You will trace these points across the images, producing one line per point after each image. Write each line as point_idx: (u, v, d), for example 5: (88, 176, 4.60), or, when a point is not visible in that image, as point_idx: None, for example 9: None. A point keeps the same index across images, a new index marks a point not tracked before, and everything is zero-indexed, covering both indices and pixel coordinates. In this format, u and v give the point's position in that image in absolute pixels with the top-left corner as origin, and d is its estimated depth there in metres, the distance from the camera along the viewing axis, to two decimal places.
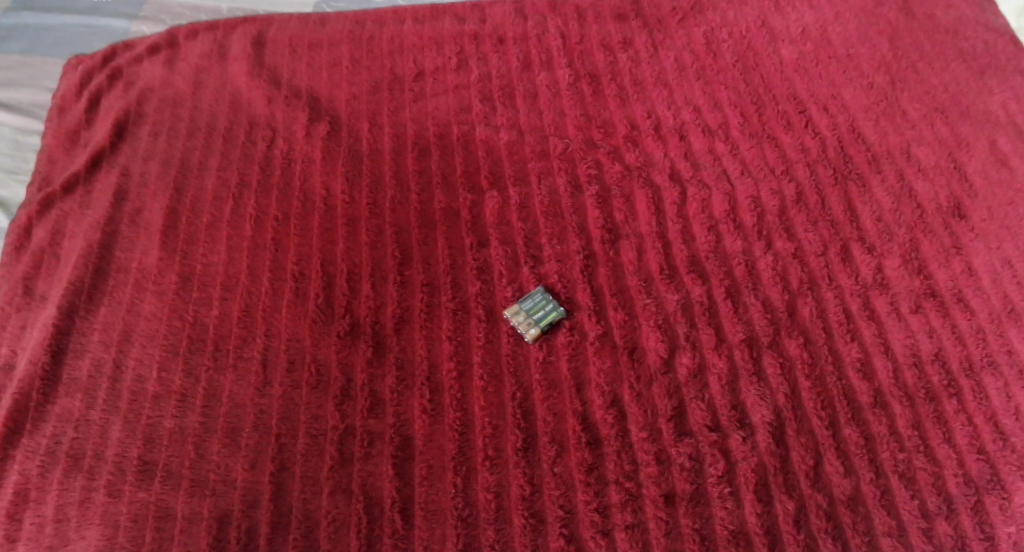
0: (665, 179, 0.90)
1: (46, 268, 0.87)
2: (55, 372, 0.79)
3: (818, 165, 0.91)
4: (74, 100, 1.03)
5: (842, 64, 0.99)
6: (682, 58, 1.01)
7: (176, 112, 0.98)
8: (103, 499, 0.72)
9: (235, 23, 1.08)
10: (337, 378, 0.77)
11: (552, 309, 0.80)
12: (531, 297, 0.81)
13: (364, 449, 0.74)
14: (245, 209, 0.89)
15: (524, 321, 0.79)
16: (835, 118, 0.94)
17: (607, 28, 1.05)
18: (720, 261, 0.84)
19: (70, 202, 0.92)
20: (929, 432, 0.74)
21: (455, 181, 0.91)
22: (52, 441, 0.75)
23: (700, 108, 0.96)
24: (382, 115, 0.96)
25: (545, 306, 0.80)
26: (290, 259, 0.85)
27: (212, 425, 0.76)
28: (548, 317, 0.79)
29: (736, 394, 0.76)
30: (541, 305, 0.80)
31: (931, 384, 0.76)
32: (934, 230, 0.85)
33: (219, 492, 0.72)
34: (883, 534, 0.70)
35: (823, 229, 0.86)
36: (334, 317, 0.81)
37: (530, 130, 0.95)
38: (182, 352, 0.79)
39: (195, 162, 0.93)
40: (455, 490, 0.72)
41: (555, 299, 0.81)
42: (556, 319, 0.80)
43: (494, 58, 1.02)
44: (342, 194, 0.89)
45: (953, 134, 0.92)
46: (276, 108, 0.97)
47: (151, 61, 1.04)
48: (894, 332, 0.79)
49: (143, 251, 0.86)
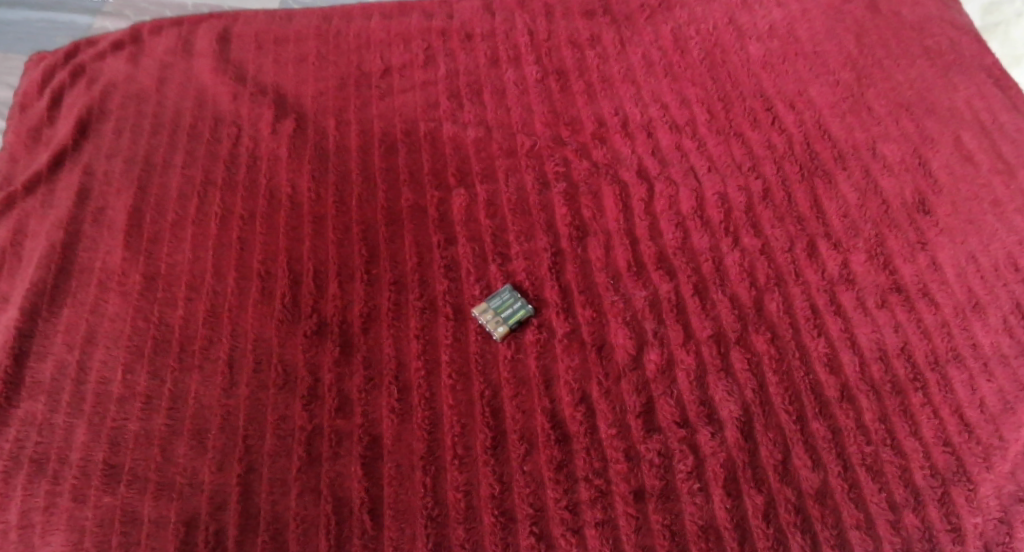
0: (633, 176, 0.90)
1: (8, 270, 0.86)
2: (17, 375, 0.77)
3: (785, 161, 0.91)
4: (36, 97, 1.01)
5: (808, 61, 1.00)
6: (650, 55, 1.02)
7: (140, 109, 0.97)
8: (67, 504, 0.71)
9: (200, 18, 1.06)
10: (305, 378, 0.77)
11: (522, 306, 0.80)
12: (500, 294, 0.80)
13: (332, 449, 0.73)
14: (211, 208, 0.88)
15: (493, 318, 0.79)
16: (801, 114, 0.95)
17: (575, 24, 1.05)
18: (689, 258, 0.84)
19: (32, 201, 0.90)
20: (895, 425, 0.75)
21: (423, 178, 0.90)
22: (15, 446, 0.74)
23: (668, 105, 0.97)
24: (349, 112, 0.96)
25: (514, 303, 0.80)
26: (256, 258, 0.84)
27: (178, 427, 0.74)
28: (518, 314, 0.79)
29: (705, 389, 0.76)
30: (511, 302, 0.80)
31: (897, 377, 0.77)
32: (900, 225, 0.86)
33: (186, 495, 0.71)
34: (851, 526, 0.71)
35: (790, 225, 0.86)
36: (301, 317, 0.80)
37: (499, 127, 0.95)
38: (147, 353, 0.78)
39: (160, 160, 0.92)
40: (425, 489, 0.72)
41: (524, 296, 0.81)
42: (526, 316, 0.80)
43: (462, 54, 1.01)
44: (309, 192, 0.88)
45: (918, 130, 0.93)
46: (241, 105, 0.96)
47: (114, 57, 1.03)
48: (860, 327, 0.80)
49: (107, 251, 0.85)
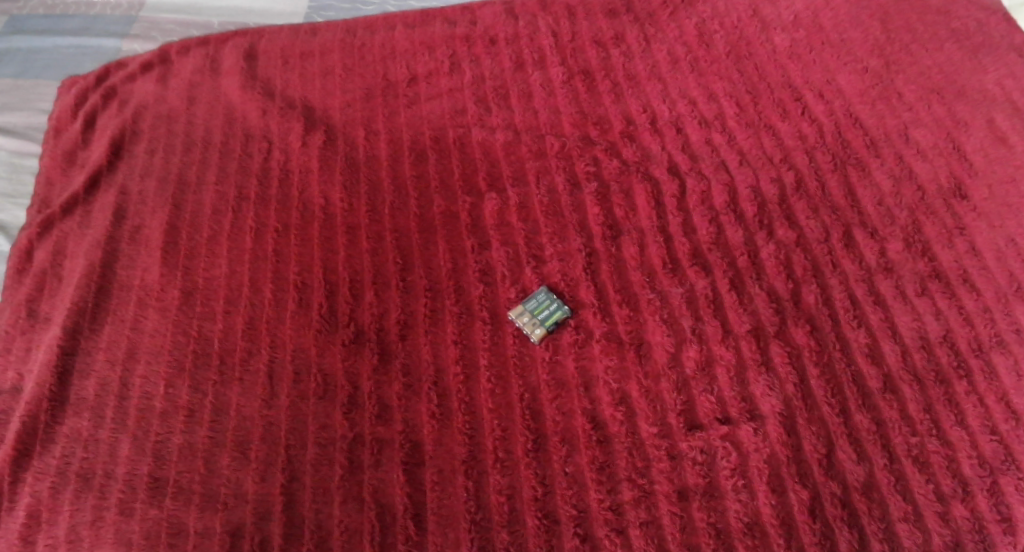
0: (664, 173, 0.89)
1: (49, 290, 0.88)
2: (61, 392, 0.79)
3: (817, 151, 0.90)
4: (69, 120, 1.03)
5: (835, 50, 0.99)
6: (675, 51, 1.01)
7: (171, 128, 0.99)
8: (114, 517, 0.72)
9: (226, 37, 1.08)
10: (344, 387, 0.77)
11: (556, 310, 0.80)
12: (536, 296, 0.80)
13: (374, 456, 0.74)
14: (245, 222, 0.89)
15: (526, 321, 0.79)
16: (831, 103, 0.94)
17: (598, 24, 1.05)
18: (723, 252, 0.83)
19: (70, 222, 0.92)
20: (941, 415, 0.74)
21: (454, 184, 0.90)
22: (62, 462, 0.75)
23: (696, 100, 0.96)
24: (377, 121, 0.96)
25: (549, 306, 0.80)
26: (292, 269, 0.85)
27: (221, 439, 0.75)
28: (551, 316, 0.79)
29: (745, 385, 0.76)
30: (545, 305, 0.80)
31: (941, 366, 0.76)
32: (936, 211, 0.85)
33: (230, 506, 0.72)
34: (899, 519, 0.69)
35: (824, 215, 0.85)
36: (338, 326, 0.81)
37: (526, 129, 0.95)
38: (188, 368, 0.79)
39: (192, 178, 0.93)
40: (467, 494, 0.72)
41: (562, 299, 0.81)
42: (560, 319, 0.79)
43: (487, 59, 1.02)
44: (341, 202, 0.89)
45: (950, 113, 0.92)
46: (270, 119, 0.97)
47: (144, 79, 1.05)
48: (901, 316, 0.79)
49: (144, 268, 0.87)
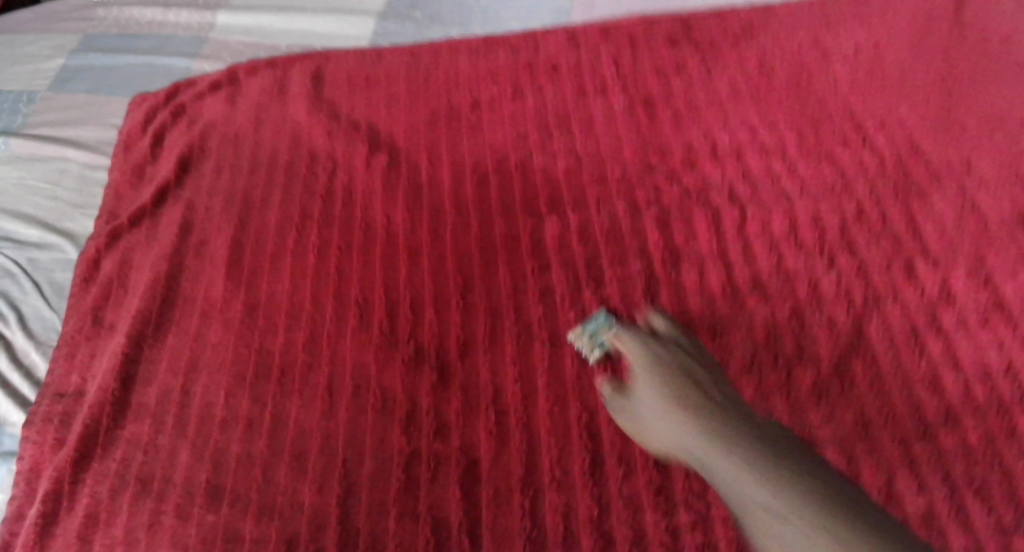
0: (725, 200, 0.90)
1: (114, 299, 0.91)
2: (124, 397, 0.82)
3: (878, 182, 0.90)
4: (138, 137, 1.07)
5: (897, 81, 0.99)
6: (736, 80, 1.02)
7: (238, 146, 1.02)
8: (171, 521, 0.73)
9: (294, 60, 1.12)
10: (403, 403, 0.79)
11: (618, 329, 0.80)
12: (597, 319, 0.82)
13: (431, 472, 0.75)
14: (310, 239, 0.91)
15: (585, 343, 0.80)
16: (892, 135, 0.94)
17: (659, 53, 1.06)
18: (783, 281, 0.84)
19: (137, 234, 0.96)
20: (1003, 448, 0.72)
21: (515, 207, 0.92)
22: (122, 466, 0.78)
23: (756, 129, 0.97)
24: (441, 145, 0.99)
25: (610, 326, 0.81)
26: (354, 286, 0.87)
27: (279, 450, 0.77)
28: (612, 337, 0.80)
29: (804, 413, 0.75)
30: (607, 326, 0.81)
31: (1003, 398, 0.75)
32: (1000, 240, 0.84)
33: (286, 514, 0.74)
34: None
35: (886, 246, 0.85)
36: (399, 343, 0.83)
37: (588, 155, 0.96)
38: (249, 379, 0.82)
39: (259, 195, 0.96)
40: (523, 512, 0.72)
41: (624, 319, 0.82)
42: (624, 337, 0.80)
43: (549, 86, 1.04)
44: (404, 222, 0.92)
45: (1015, 140, 0.90)
46: (336, 140, 1.00)
47: (213, 98, 1.09)
48: (962, 347, 0.78)
49: (209, 281, 0.89)
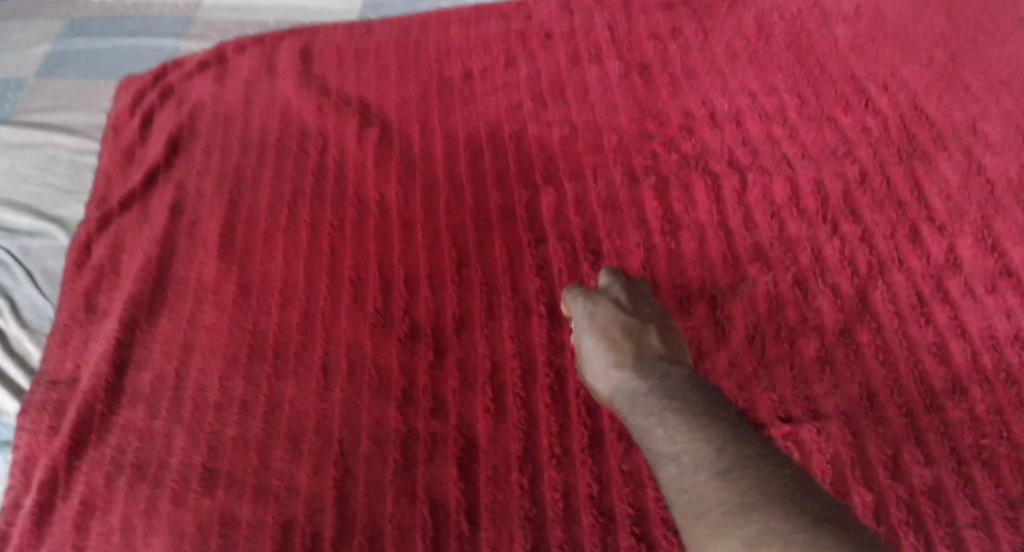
0: (724, 167, 0.88)
1: (107, 283, 0.89)
2: (119, 383, 0.80)
3: (881, 145, 0.88)
4: (128, 119, 1.05)
5: (900, 42, 0.96)
6: (734, 44, 1.00)
7: (228, 125, 1.00)
8: (168, 507, 0.72)
9: (283, 36, 1.09)
10: (399, 381, 0.77)
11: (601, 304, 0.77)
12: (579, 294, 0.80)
13: (428, 451, 0.73)
14: (302, 217, 0.89)
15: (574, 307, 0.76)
16: (896, 96, 0.92)
17: (655, 19, 1.04)
18: (785, 249, 0.81)
19: (128, 218, 0.94)
20: (1011, 418, 0.71)
21: (510, 179, 0.90)
22: (117, 452, 0.76)
23: (756, 93, 0.94)
24: (433, 117, 0.96)
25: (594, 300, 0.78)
26: (347, 264, 0.85)
27: (275, 432, 0.76)
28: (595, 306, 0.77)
29: (808, 384, 0.73)
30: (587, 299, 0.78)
31: (1012, 366, 0.73)
32: (1007, 206, 0.82)
33: (283, 498, 0.72)
34: (968, 525, 0.66)
35: (890, 211, 0.83)
36: (394, 320, 0.81)
37: (583, 124, 0.94)
38: (243, 361, 0.80)
39: (250, 173, 0.94)
40: (522, 490, 0.71)
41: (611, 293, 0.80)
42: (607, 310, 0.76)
43: (543, 54, 1.01)
44: (397, 197, 0.89)
45: (1021, 104, 0.89)
46: (326, 116, 0.98)
47: (202, 78, 1.06)
48: (969, 315, 0.76)
49: (202, 263, 0.88)
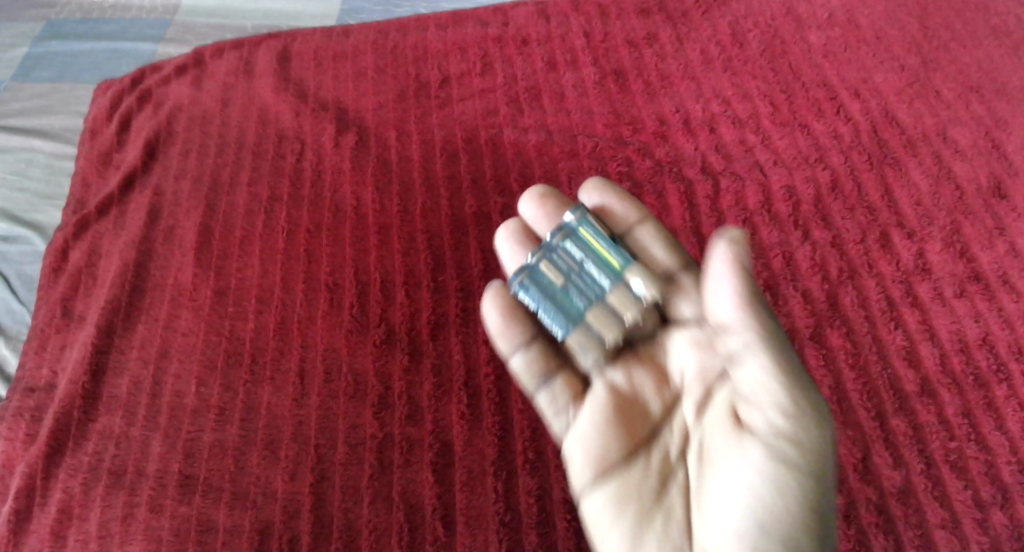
0: (697, 172, 0.89)
1: (83, 289, 0.89)
2: (95, 389, 0.80)
3: (853, 151, 0.89)
4: (105, 123, 1.04)
5: (872, 48, 0.97)
6: (708, 50, 1.00)
7: (205, 130, 1.00)
8: (144, 514, 0.72)
9: (260, 41, 1.09)
10: (375, 387, 0.77)
11: (591, 256, 0.71)
12: (580, 207, 0.74)
13: (404, 456, 0.74)
14: (278, 222, 0.89)
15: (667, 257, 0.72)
16: (868, 102, 0.93)
17: (631, 25, 1.04)
18: (758, 253, 0.82)
19: (105, 222, 0.93)
20: (980, 420, 0.72)
21: (486, 185, 0.91)
22: (94, 459, 0.76)
23: (729, 99, 0.95)
24: (409, 123, 0.97)
25: (581, 234, 0.73)
26: (323, 269, 0.85)
27: (251, 438, 0.76)
28: (602, 251, 0.71)
29: None
30: (585, 227, 0.73)
31: (980, 369, 0.75)
32: (976, 211, 0.83)
33: (260, 504, 0.72)
34: (937, 526, 0.68)
35: (861, 216, 0.84)
36: (369, 326, 0.81)
37: (559, 130, 0.95)
38: (220, 367, 0.80)
39: (226, 179, 0.94)
40: (496, 495, 0.72)
41: (545, 249, 0.73)
42: (608, 274, 0.70)
43: (519, 60, 1.02)
44: (373, 203, 0.89)
45: (990, 111, 0.90)
46: (303, 121, 0.98)
47: (179, 82, 1.06)
48: (939, 319, 0.77)
49: (178, 268, 0.87)
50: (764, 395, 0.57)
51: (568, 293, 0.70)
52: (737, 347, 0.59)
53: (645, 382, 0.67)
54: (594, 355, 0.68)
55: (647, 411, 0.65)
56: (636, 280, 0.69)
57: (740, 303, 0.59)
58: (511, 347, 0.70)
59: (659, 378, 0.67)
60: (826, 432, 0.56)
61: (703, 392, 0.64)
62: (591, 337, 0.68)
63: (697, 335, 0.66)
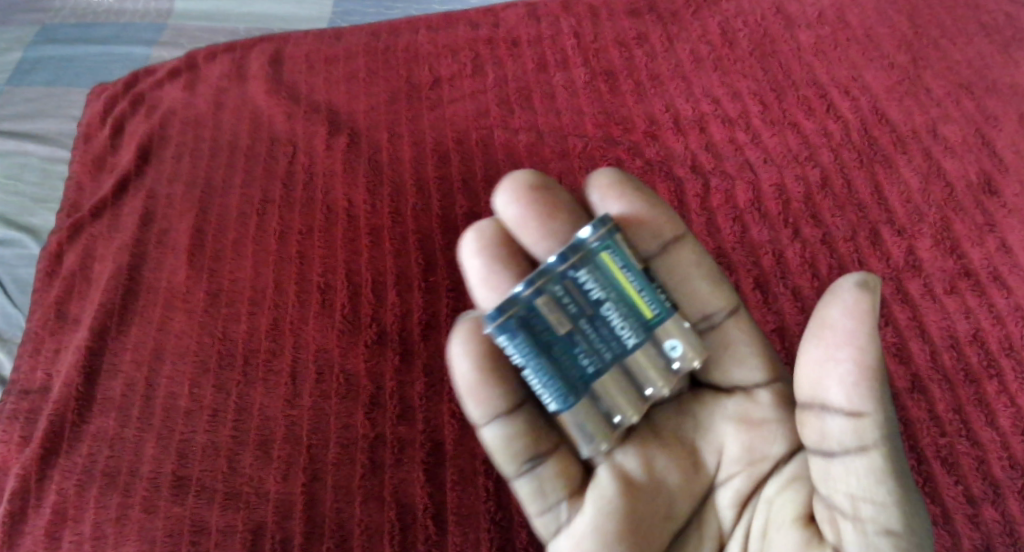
0: (688, 171, 0.89)
1: (77, 292, 0.89)
2: (89, 392, 0.80)
3: (843, 149, 0.89)
4: (99, 127, 1.05)
5: (861, 47, 0.98)
6: (699, 50, 1.01)
7: (198, 133, 1.00)
8: (138, 515, 0.72)
9: (253, 44, 1.09)
10: (367, 387, 0.77)
11: (613, 296, 0.63)
12: (605, 223, 0.63)
13: (395, 456, 0.74)
14: (271, 224, 0.90)
15: (707, 300, 0.66)
16: (857, 100, 0.93)
17: (621, 25, 1.04)
18: (748, 252, 0.83)
19: (99, 226, 0.94)
20: (971, 416, 0.72)
21: (477, 186, 0.91)
22: (88, 461, 0.76)
23: (720, 98, 0.95)
24: (401, 124, 0.97)
25: (601, 260, 0.63)
26: (315, 271, 0.85)
27: (244, 439, 0.76)
28: (631, 292, 0.63)
29: None
30: (608, 252, 0.63)
31: (971, 365, 0.75)
32: (966, 208, 0.84)
33: (252, 504, 0.72)
34: (929, 522, 0.68)
35: (851, 214, 0.84)
36: (361, 327, 0.81)
37: (550, 130, 0.95)
38: (213, 369, 0.80)
39: (219, 181, 0.94)
40: (487, 493, 0.72)
41: (546, 281, 0.63)
42: (631, 324, 0.63)
43: (510, 61, 1.02)
44: (365, 205, 0.90)
45: (980, 108, 0.90)
46: (296, 124, 0.98)
47: (172, 86, 1.06)
48: (930, 315, 0.77)
49: (172, 270, 0.88)
50: (872, 493, 0.55)
51: (572, 343, 0.63)
52: (853, 437, 0.55)
53: (667, 462, 0.64)
54: (596, 436, 0.63)
55: (668, 495, 0.63)
56: (670, 340, 0.64)
57: (861, 382, 0.54)
58: (486, 393, 0.63)
59: (681, 458, 0.64)
60: (931, 536, 0.55)
61: (749, 481, 0.62)
62: (595, 409, 0.63)
63: (744, 412, 0.64)
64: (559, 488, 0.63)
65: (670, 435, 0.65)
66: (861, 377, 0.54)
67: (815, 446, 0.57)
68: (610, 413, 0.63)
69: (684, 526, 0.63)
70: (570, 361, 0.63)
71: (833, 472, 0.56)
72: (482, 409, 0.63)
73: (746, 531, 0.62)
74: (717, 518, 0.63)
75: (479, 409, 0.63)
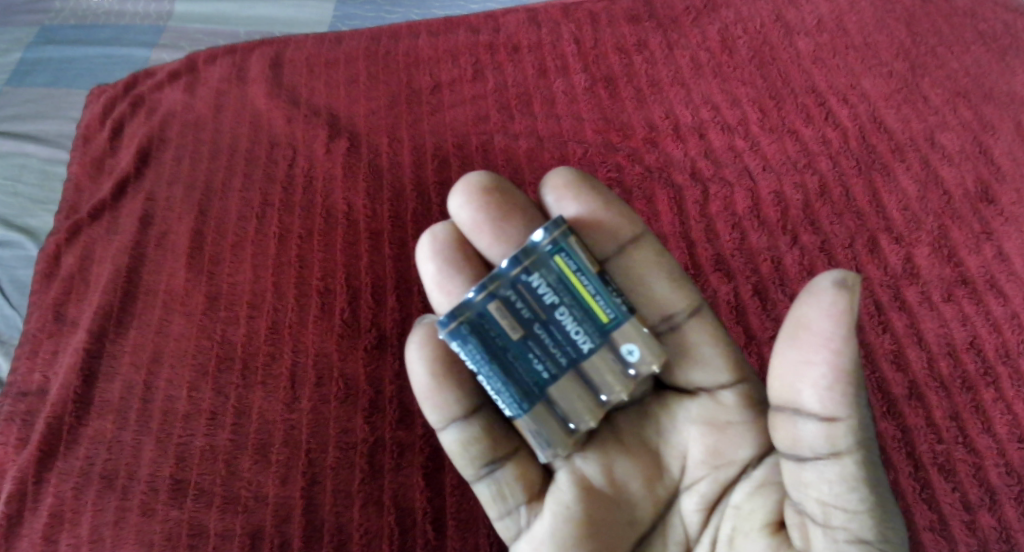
0: (687, 178, 0.89)
1: (76, 294, 0.89)
2: (87, 394, 0.80)
3: (841, 156, 0.90)
4: (98, 128, 1.05)
5: (860, 54, 0.98)
6: (698, 57, 1.01)
7: (198, 135, 1.00)
8: (136, 518, 0.73)
9: (253, 47, 1.09)
10: (366, 391, 0.78)
11: (567, 300, 0.65)
12: (559, 226, 0.65)
13: (394, 460, 0.74)
14: (270, 227, 0.90)
15: (667, 301, 0.67)
16: (856, 108, 0.93)
17: (621, 31, 1.05)
18: (747, 258, 0.83)
19: (98, 228, 0.94)
20: (968, 422, 0.73)
21: None
22: (86, 464, 0.76)
23: (719, 105, 0.96)
24: (401, 129, 0.97)
25: (554, 264, 0.65)
26: (315, 275, 0.85)
27: (243, 442, 0.76)
28: (585, 297, 0.65)
29: None
30: (560, 254, 0.64)
31: (968, 372, 0.75)
32: (964, 215, 0.84)
33: (250, 507, 0.73)
34: (925, 528, 0.69)
35: (849, 221, 0.85)
36: (360, 330, 0.81)
37: (550, 136, 0.95)
38: (211, 372, 0.80)
39: (219, 184, 0.94)
40: None
41: (500, 284, 0.64)
42: (586, 329, 0.65)
43: (510, 66, 1.02)
44: (365, 209, 0.90)
45: (978, 116, 0.91)
46: (295, 127, 0.98)
47: (172, 88, 1.06)
48: (927, 323, 0.78)
49: (170, 273, 0.88)
50: (844, 500, 0.55)
51: (526, 347, 0.65)
52: (825, 442, 0.55)
53: (629, 468, 0.65)
54: (554, 441, 0.64)
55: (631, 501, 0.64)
56: (628, 345, 0.64)
57: (834, 385, 0.55)
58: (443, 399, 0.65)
59: (644, 464, 0.65)
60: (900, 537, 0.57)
61: (715, 483, 0.63)
62: (552, 414, 0.64)
63: (710, 414, 0.64)
64: (519, 491, 0.65)
65: (634, 439, 0.66)
66: (835, 381, 0.54)
67: (786, 450, 0.58)
68: (568, 417, 0.65)
69: (649, 527, 0.64)
70: (525, 365, 0.65)
71: (804, 477, 0.57)
72: (440, 414, 0.65)
73: (714, 533, 0.63)
74: (683, 521, 0.64)
75: (436, 413, 0.65)
